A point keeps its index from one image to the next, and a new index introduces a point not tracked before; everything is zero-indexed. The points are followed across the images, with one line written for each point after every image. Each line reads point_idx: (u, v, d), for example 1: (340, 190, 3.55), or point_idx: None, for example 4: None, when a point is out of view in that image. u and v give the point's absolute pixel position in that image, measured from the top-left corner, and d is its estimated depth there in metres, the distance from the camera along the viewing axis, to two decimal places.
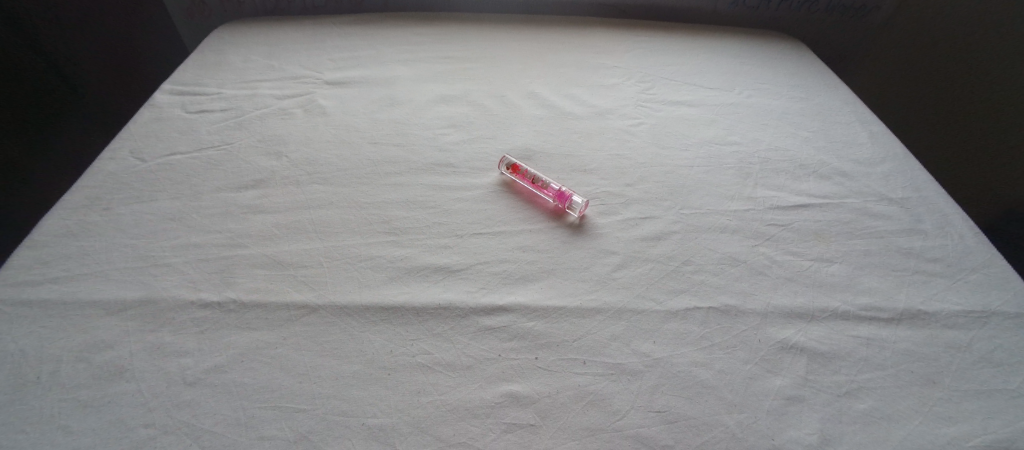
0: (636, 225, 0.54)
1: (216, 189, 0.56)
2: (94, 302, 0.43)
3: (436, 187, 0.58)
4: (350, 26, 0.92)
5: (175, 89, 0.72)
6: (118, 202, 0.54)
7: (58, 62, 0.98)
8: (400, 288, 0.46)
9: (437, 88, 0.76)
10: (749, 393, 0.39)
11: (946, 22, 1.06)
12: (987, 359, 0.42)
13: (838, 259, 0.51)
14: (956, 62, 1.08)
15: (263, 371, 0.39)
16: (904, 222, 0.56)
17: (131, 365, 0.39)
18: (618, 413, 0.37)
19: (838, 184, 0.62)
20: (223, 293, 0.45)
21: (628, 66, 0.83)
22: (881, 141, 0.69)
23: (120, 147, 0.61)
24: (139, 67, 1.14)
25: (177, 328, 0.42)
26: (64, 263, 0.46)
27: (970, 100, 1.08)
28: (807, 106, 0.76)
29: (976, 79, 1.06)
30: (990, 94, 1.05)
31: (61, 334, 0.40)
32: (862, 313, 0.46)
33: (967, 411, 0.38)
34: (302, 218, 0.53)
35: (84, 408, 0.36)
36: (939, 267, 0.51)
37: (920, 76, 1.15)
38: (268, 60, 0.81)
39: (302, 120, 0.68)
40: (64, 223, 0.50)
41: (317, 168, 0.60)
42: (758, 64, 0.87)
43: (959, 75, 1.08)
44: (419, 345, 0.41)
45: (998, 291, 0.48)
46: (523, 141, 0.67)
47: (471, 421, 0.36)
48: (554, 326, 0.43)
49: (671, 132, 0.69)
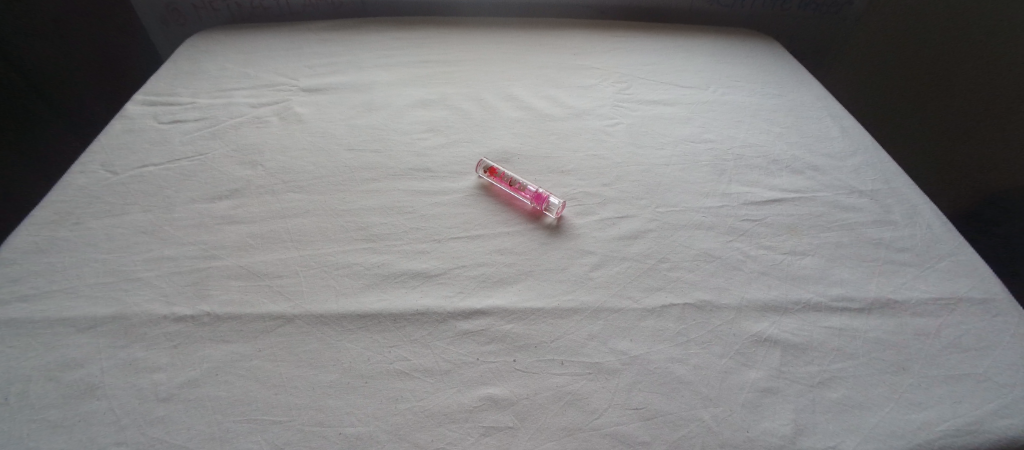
0: (613, 225, 0.55)
1: (189, 200, 0.56)
2: (63, 319, 0.42)
3: (414, 193, 0.58)
4: (326, 32, 0.91)
5: (147, 100, 0.71)
6: (88, 216, 0.53)
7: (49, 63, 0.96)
8: (378, 295, 0.45)
9: (415, 93, 0.76)
10: (724, 387, 0.39)
11: (942, 9, 1.03)
12: (955, 345, 0.43)
13: (810, 252, 0.52)
14: (952, 53, 1.05)
15: (238, 384, 0.38)
16: (874, 214, 0.58)
17: (102, 383, 0.38)
18: (597, 411, 0.37)
19: (810, 178, 0.63)
20: (197, 306, 0.44)
21: (604, 66, 0.84)
22: (851, 134, 0.71)
23: (89, 160, 0.60)
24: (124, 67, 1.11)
25: (150, 342, 0.41)
26: (31, 280, 0.45)
27: (966, 91, 1.05)
28: (780, 103, 0.78)
29: (973, 70, 1.03)
30: (993, 84, 1.01)
31: (28, 353, 0.40)
32: (834, 304, 0.47)
33: (937, 396, 0.39)
34: (278, 227, 0.53)
35: (53, 429, 0.35)
36: (907, 256, 0.52)
37: (908, 71, 1.13)
38: (242, 68, 0.80)
39: (278, 128, 0.68)
40: (32, 240, 0.49)
41: (294, 175, 0.60)
42: (733, 61, 0.88)
43: (954, 67, 1.05)
44: (397, 352, 0.41)
45: (964, 278, 0.50)
46: (501, 143, 0.67)
47: (449, 426, 0.36)
48: (533, 328, 0.43)
49: (648, 131, 0.70)
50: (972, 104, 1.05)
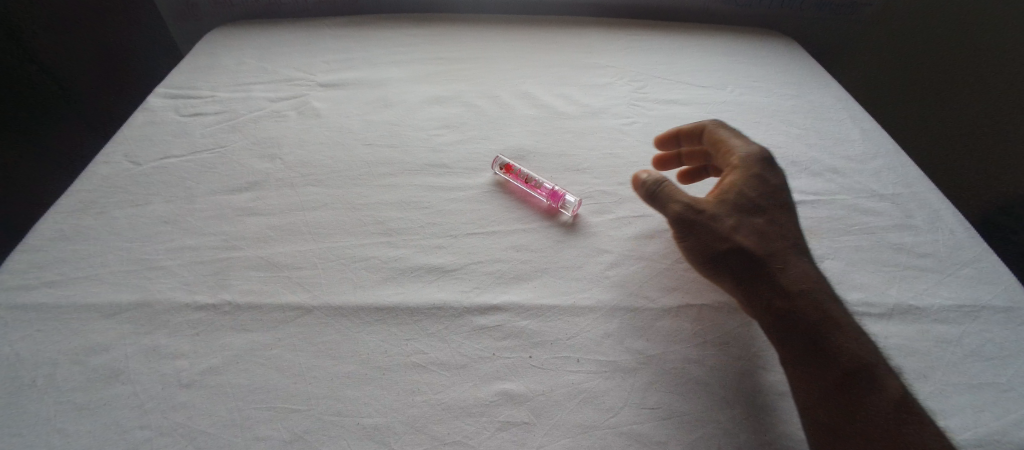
0: (629, 224, 0.54)
1: (210, 192, 0.57)
2: (89, 305, 0.43)
3: (430, 188, 0.58)
4: (342, 27, 0.92)
5: (168, 93, 0.72)
6: (112, 205, 0.54)
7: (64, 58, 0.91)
8: (395, 288, 0.46)
9: (430, 89, 0.76)
10: (741, 389, 0.39)
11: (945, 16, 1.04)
12: (977, 353, 0.43)
13: (830, 255, 0.52)
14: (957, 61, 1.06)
15: (258, 373, 0.39)
16: (895, 218, 0.57)
17: (126, 367, 0.39)
18: (611, 410, 0.37)
19: (829, 181, 0.62)
20: (218, 295, 0.45)
21: (620, 65, 0.84)
22: (871, 137, 0.70)
23: (113, 151, 0.61)
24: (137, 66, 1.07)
25: (172, 330, 0.42)
26: (58, 267, 0.46)
27: (964, 98, 1.07)
28: (798, 104, 0.77)
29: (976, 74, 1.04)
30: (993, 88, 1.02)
31: (57, 337, 0.41)
32: (854, 308, 0.46)
33: (957, 404, 0.39)
34: (296, 220, 0.53)
35: (81, 411, 0.36)
36: (929, 262, 0.51)
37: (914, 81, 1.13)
38: (260, 63, 0.81)
39: (295, 122, 0.68)
40: (58, 228, 0.50)
41: (312, 169, 0.60)
42: (751, 62, 0.87)
43: (955, 74, 1.07)
44: (413, 345, 0.41)
45: (987, 285, 0.49)
46: (516, 141, 0.67)
47: (465, 419, 0.36)
48: (549, 325, 0.43)
49: (664, 131, 0.70)
50: (970, 110, 1.06)
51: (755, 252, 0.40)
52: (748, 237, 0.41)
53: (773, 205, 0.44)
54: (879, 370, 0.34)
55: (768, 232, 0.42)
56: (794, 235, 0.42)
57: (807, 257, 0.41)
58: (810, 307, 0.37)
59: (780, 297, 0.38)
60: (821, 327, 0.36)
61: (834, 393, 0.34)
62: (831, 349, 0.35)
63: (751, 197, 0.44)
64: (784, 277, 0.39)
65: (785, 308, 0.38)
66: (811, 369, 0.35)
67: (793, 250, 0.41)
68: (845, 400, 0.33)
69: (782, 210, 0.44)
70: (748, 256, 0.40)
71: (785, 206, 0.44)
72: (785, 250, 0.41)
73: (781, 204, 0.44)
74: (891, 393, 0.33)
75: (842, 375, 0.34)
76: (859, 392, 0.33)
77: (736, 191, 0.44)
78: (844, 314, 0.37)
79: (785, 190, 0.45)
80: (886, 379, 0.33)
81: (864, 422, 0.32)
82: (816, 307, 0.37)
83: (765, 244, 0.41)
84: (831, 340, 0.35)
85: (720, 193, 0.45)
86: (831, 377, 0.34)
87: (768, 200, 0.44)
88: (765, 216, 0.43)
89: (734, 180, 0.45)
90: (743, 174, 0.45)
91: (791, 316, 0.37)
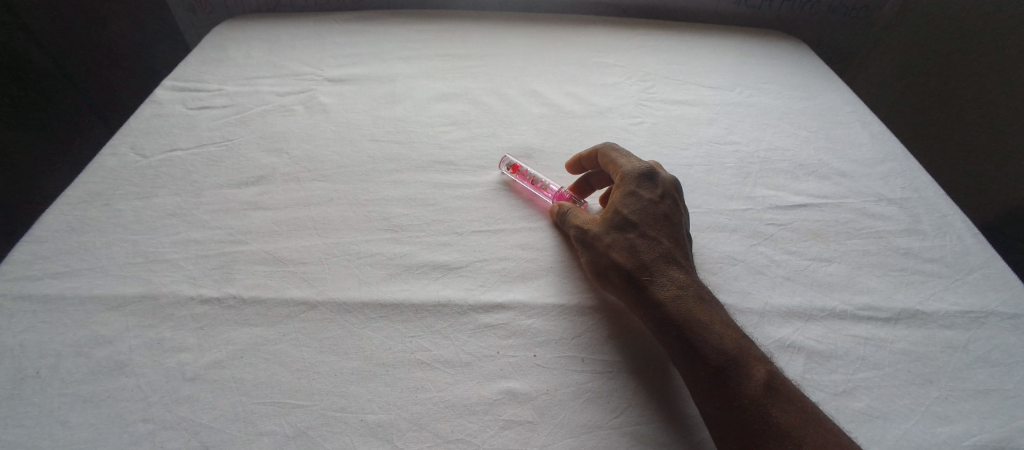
0: None
1: (215, 186, 0.56)
2: (93, 297, 0.43)
3: (436, 185, 0.58)
4: (351, 23, 0.92)
5: (176, 86, 0.72)
6: (118, 198, 0.54)
7: (70, 56, 0.91)
8: (400, 285, 0.46)
9: (437, 86, 0.76)
10: None
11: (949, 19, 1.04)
12: (984, 359, 0.43)
13: (836, 258, 0.52)
14: (958, 64, 1.05)
15: (262, 368, 0.39)
16: (904, 223, 0.56)
17: (130, 360, 0.39)
18: (616, 410, 0.37)
19: (837, 185, 0.62)
20: (222, 289, 0.45)
21: (629, 65, 0.83)
22: (880, 141, 0.69)
23: (120, 143, 0.61)
24: (144, 65, 1.06)
25: (177, 323, 0.42)
26: (64, 259, 0.46)
27: (965, 99, 1.05)
28: (807, 107, 0.76)
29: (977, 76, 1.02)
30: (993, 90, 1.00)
31: (61, 328, 0.41)
32: (860, 312, 0.46)
33: (963, 410, 0.39)
34: (301, 215, 0.53)
35: (85, 403, 0.36)
36: (937, 267, 0.51)
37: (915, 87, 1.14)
38: (268, 57, 0.81)
39: (302, 117, 0.68)
40: (64, 220, 0.50)
41: (318, 164, 0.60)
42: (760, 63, 0.87)
43: (955, 78, 1.06)
44: (417, 342, 0.41)
45: (996, 291, 0.48)
46: (523, 139, 0.67)
47: (468, 418, 0.36)
48: (554, 324, 0.43)
49: (671, 131, 0.69)
50: (972, 111, 1.05)
51: (626, 269, 0.44)
52: (620, 255, 0.45)
53: (649, 215, 0.47)
54: (745, 362, 0.37)
55: (641, 245, 0.45)
56: (668, 242, 0.45)
57: (682, 262, 0.45)
58: (676, 314, 0.40)
59: (649, 307, 0.41)
60: (688, 329, 0.39)
61: (705, 390, 0.37)
62: (701, 349, 0.38)
63: (626, 214, 0.47)
64: (652, 288, 0.42)
65: (655, 318, 0.41)
66: (683, 368, 0.39)
67: (664, 258, 0.44)
68: (714, 395, 0.36)
69: (658, 219, 0.46)
70: (620, 270, 0.44)
71: (664, 213, 0.47)
72: (655, 260, 0.44)
73: (658, 212, 0.47)
74: (754, 381, 0.36)
75: (711, 373, 0.37)
76: (727, 386, 0.36)
77: (615, 212, 0.48)
78: (709, 315, 0.40)
79: (664, 200, 0.48)
80: (749, 369, 0.37)
81: (732, 414, 0.35)
82: (681, 312, 0.40)
83: (636, 257, 0.44)
84: (698, 340, 0.39)
85: (603, 215, 0.48)
86: (701, 375, 0.37)
87: (644, 212, 0.47)
88: (638, 231, 0.46)
89: (614, 201, 0.48)
90: (623, 194, 0.49)
91: (662, 321, 0.41)
